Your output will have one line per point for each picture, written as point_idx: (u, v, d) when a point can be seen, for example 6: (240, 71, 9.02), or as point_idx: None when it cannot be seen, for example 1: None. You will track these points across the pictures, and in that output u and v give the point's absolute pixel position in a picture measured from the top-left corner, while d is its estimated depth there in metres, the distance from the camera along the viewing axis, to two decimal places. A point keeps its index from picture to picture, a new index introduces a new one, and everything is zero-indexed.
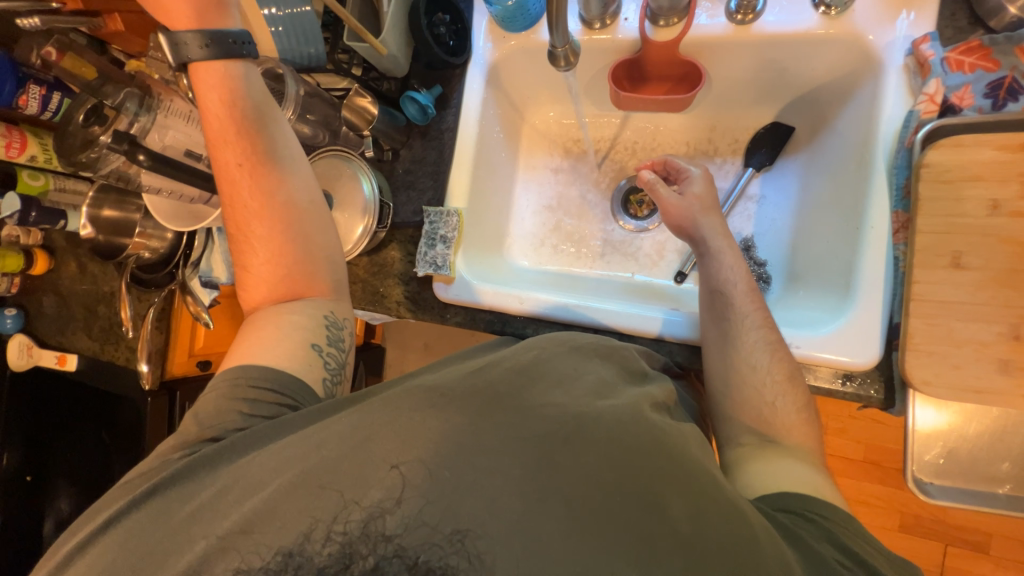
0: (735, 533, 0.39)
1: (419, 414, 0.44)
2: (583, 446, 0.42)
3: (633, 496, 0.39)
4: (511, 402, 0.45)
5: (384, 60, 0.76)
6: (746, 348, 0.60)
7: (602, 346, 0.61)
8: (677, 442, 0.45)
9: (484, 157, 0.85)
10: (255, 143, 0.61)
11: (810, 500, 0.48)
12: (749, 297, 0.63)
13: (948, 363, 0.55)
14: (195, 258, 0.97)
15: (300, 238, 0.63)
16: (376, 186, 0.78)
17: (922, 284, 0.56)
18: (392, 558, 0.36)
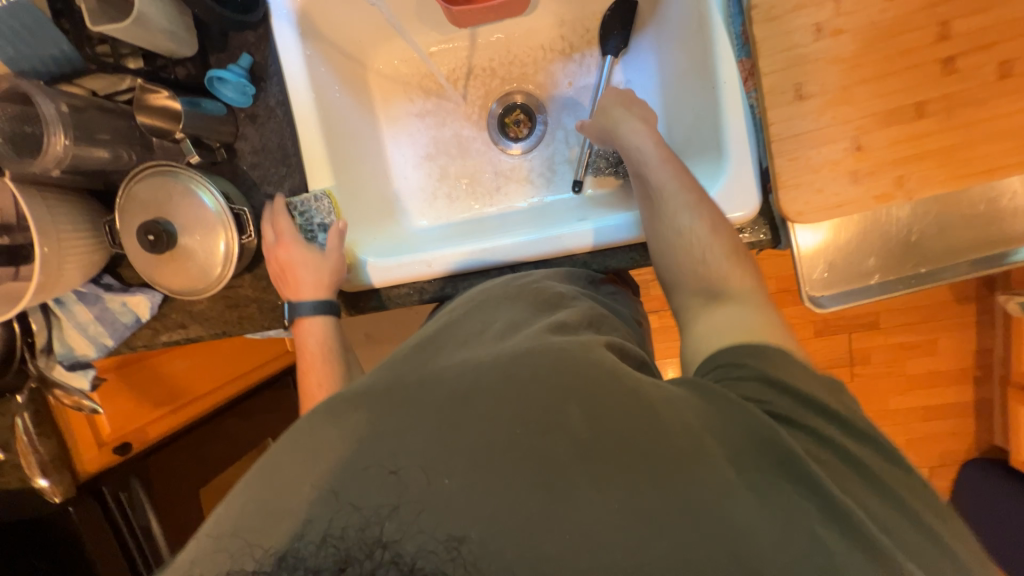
0: (635, 416, 0.39)
1: (321, 419, 0.41)
2: (494, 391, 0.40)
3: (538, 418, 0.38)
4: (415, 385, 0.42)
5: (157, 39, 0.60)
6: (673, 215, 0.62)
7: (514, 290, 0.60)
8: (575, 352, 0.44)
9: (335, 122, 0.75)
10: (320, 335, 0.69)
11: (750, 344, 0.48)
12: (679, 177, 0.64)
13: (813, 189, 0.60)
14: (43, 343, 0.81)
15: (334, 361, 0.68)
16: (219, 194, 0.67)
17: (777, 123, 0.59)
18: (390, 566, 0.31)
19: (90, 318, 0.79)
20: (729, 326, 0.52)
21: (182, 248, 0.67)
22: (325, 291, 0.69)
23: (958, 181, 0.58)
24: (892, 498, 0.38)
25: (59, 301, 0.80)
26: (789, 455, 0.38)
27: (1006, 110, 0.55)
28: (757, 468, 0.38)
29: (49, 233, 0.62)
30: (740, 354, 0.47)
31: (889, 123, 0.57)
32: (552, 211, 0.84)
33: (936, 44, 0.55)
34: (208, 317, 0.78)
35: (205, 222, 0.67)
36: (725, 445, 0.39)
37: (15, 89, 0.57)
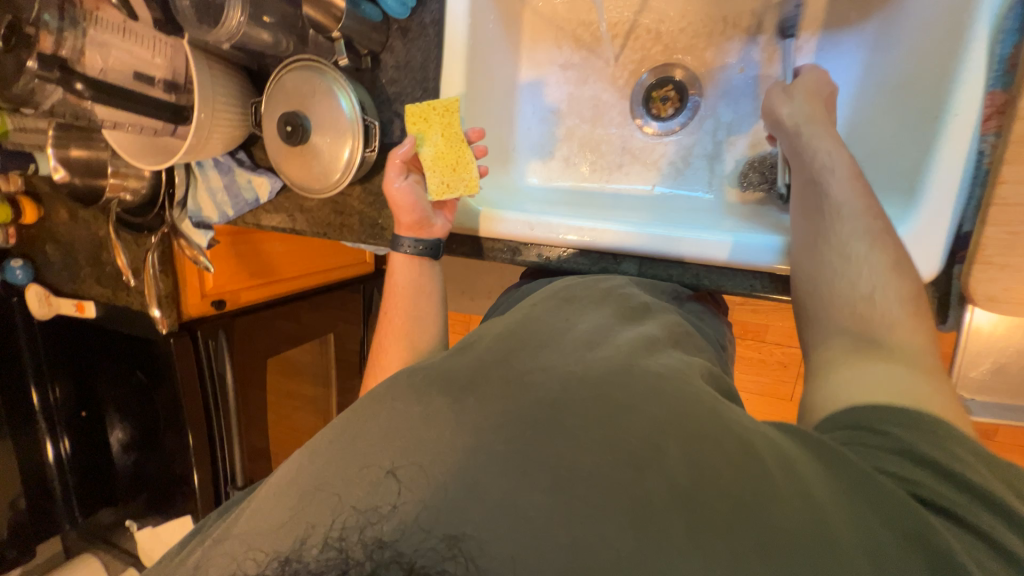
0: (739, 466, 0.33)
1: (384, 401, 0.40)
2: (558, 410, 0.36)
3: (625, 453, 0.33)
4: (497, 374, 0.40)
5: None
6: (840, 240, 0.52)
7: (612, 295, 0.57)
8: (673, 384, 0.41)
9: (480, 54, 0.71)
10: (411, 276, 0.72)
11: (895, 411, 0.41)
12: (864, 198, 0.53)
13: (1021, 277, 0.48)
14: (181, 197, 0.91)
15: (416, 314, 0.70)
16: (357, 102, 0.67)
17: (1010, 185, 0.47)
18: (391, 564, 0.30)
19: (221, 186, 0.86)
20: (868, 381, 0.44)
21: (311, 145, 0.69)
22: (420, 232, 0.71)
23: None
24: None
25: (199, 163, 0.88)
26: (942, 557, 0.31)
27: None
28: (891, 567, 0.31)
29: (207, 101, 0.66)
30: (876, 420, 0.41)
31: None
32: (674, 207, 0.76)
33: None
34: (315, 216, 0.82)
35: (339, 128, 0.68)
36: (854, 523, 0.32)
37: None
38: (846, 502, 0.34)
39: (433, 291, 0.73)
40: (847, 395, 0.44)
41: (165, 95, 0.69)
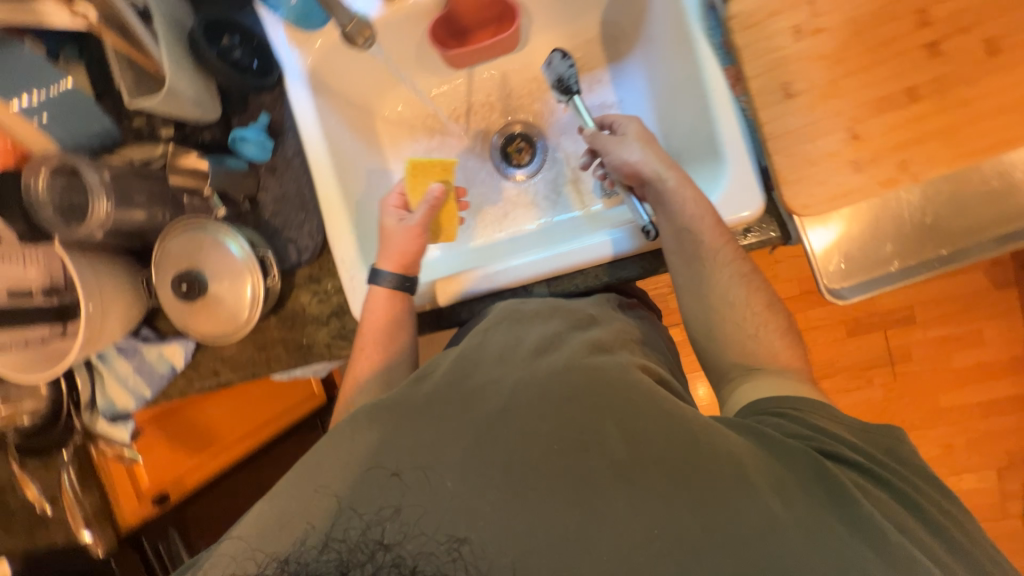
0: (673, 436, 0.44)
1: (363, 432, 0.48)
2: (519, 420, 0.45)
3: (572, 439, 0.44)
4: (458, 394, 0.49)
5: (185, 107, 0.64)
6: (721, 285, 0.64)
7: (543, 308, 0.60)
8: (617, 372, 0.49)
9: (347, 165, 0.79)
10: (388, 317, 0.71)
11: (786, 398, 0.54)
12: (717, 230, 0.63)
13: (815, 181, 0.60)
14: (88, 399, 0.86)
15: (387, 347, 0.71)
16: (246, 242, 0.71)
17: (770, 122, 0.60)
18: (390, 565, 0.38)
19: (130, 371, 0.84)
20: (771, 386, 0.57)
21: (212, 295, 0.71)
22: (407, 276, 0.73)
23: (961, 159, 0.58)
24: (933, 528, 0.44)
25: (102, 357, 0.85)
26: (852, 506, 0.42)
27: (999, 86, 0.56)
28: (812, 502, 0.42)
29: (92, 291, 0.67)
30: (781, 406, 0.53)
31: (882, 110, 0.58)
32: (560, 231, 0.86)
33: (917, 32, 0.56)
34: (238, 361, 0.81)
35: (234, 270, 0.71)
36: (767, 470, 0.44)
37: (67, 164, 0.61)
38: (765, 456, 0.46)
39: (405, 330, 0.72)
40: (750, 393, 0.58)
41: (47, 301, 0.70)
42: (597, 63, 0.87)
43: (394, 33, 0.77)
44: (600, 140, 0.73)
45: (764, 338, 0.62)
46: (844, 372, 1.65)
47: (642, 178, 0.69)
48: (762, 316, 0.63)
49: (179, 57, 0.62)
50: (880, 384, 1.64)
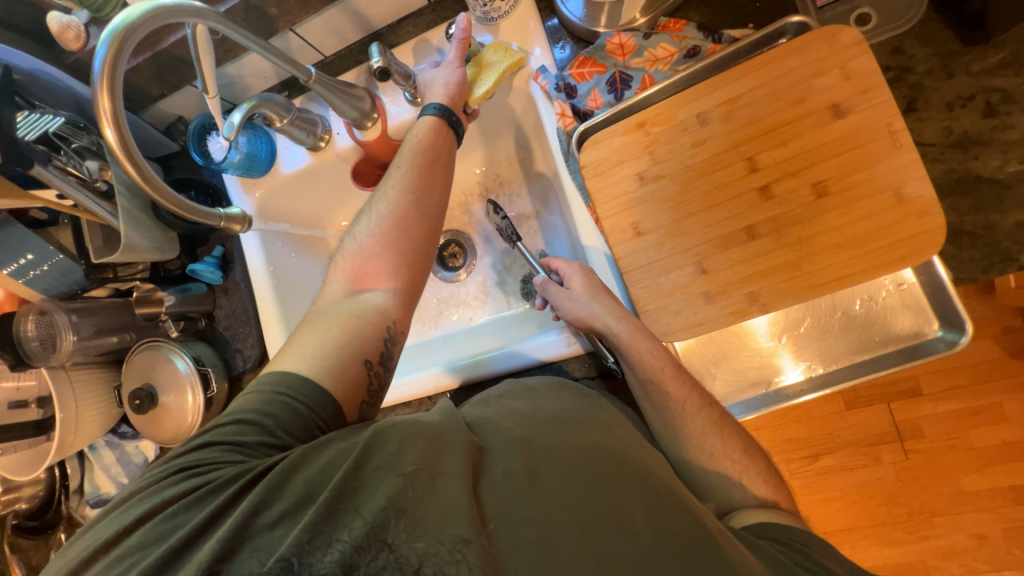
0: (695, 528, 0.48)
1: (420, 433, 0.52)
2: (551, 476, 0.50)
3: (609, 513, 0.47)
4: (502, 446, 0.55)
5: (147, 253, 0.78)
6: (697, 433, 0.64)
7: (552, 385, 0.70)
8: (647, 467, 0.54)
9: (289, 282, 0.90)
10: (417, 171, 0.67)
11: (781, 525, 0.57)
12: (678, 379, 0.64)
13: (671, 311, 0.64)
14: (76, 485, 0.99)
15: (414, 207, 0.66)
16: (190, 359, 0.82)
17: (624, 256, 0.65)
18: (393, 563, 0.43)
19: (114, 460, 0.99)
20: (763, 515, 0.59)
21: (162, 405, 0.82)
22: (449, 148, 0.70)
23: (807, 293, 0.59)
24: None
25: (92, 448, 1.00)
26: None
27: (833, 225, 0.58)
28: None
29: (68, 404, 0.81)
30: (782, 530, 0.56)
31: (725, 247, 0.62)
32: (508, 324, 0.93)
33: (749, 176, 0.60)
34: None
35: (178, 384, 0.82)
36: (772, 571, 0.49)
37: (40, 309, 0.76)
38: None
39: (446, 183, 0.69)
40: (753, 513, 0.59)
41: (39, 411, 0.84)
42: (515, 179, 0.97)
43: (326, 174, 0.89)
44: (552, 292, 0.70)
45: (750, 483, 0.63)
46: (847, 448, 1.49)
47: (595, 330, 0.65)
48: (742, 463, 0.64)
49: (141, 217, 0.76)
50: (890, 463, 1.46)
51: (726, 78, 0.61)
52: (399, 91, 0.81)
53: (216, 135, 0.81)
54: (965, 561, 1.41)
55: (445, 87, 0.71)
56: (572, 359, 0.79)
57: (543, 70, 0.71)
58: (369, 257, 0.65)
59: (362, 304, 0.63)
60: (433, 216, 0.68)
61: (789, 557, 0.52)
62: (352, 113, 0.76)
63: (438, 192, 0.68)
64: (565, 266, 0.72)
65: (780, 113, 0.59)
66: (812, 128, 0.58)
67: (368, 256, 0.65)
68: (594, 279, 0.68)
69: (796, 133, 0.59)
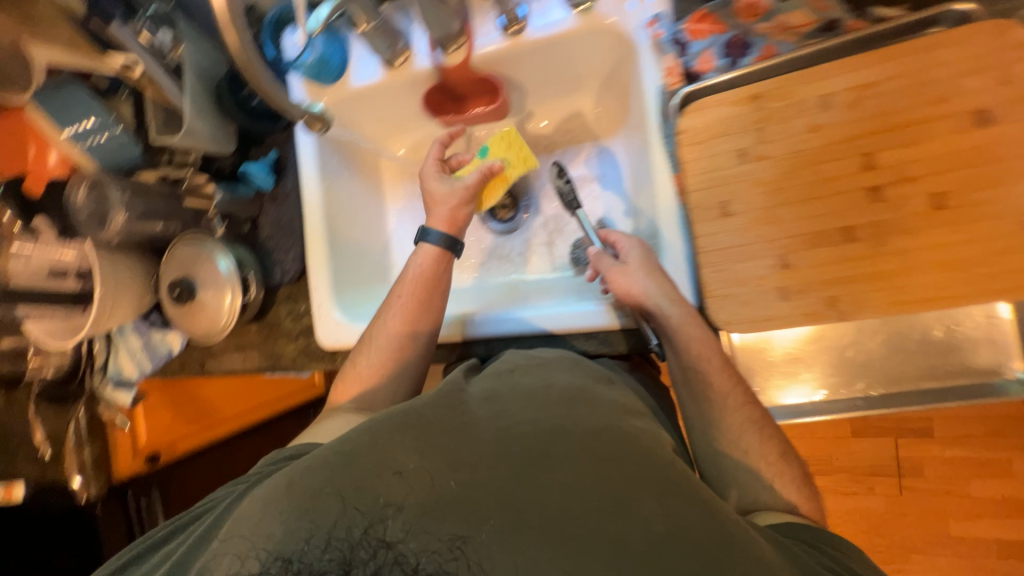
0: (710, 530, 0.45)
1: (401, 429, 0.52)
2: (543, 468, 0.47)
3: (613, 502, 0.45)
4: (490, 427, 0.53)
5: (206, 142, 0.75)
6: (733, 431, 0.65)
7: (566, 358, 0.69)
8: (647, 450, 0.52)
9: (339, 201, 0.88)
10: (411, 301, 0.77)
11: (809, 528, 0.56)
12: (724, 373, 0.67)
13: (740, 301, 0.61)
14: (101, 362, 1.01)
15: (406, 335, 0.76)
16: (232, 261, 0.81)
17: (704, 237, 0.62)
18: (393, 564, 0.42)
19: (139, 346, 0.98)
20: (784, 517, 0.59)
21: (198, 301, 0.82)
22: (449, 266, 0.79)
23: (890, 308, 0.56)
24: None
25: (119, 331, 0.99)
26: None
27: (939, 242, 0.54)
28: None
29: (107, 280, 0.80)
30: (807, 535, 0.55)
31: (816, 244, 0.58)
32: (552, 291, 0.89)
33: (863, 173, 0.56)
34: (221, 357, 0.94)
35: (218, 282, 0.81)
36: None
37: (92, 180, 0.74)
38: None
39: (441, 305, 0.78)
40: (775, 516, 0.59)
41: (76, 284, 0.83)
42: (586, 138, 0.90)
43: (393, 94, 0.84)
44: (605, 265, 0.71)
45: (778, 487, 0.62)
46: (844, 473, 1.49)
47: (648, 311, 0.67)
48: (776, 466, 0.63)
49: (203, 102, 0.73)
50: (881, 494, 1.47)
51: (862, 60, 0.56)
52: (491, 17, 0.75)
53: (292, 31, 0.79)
54: None
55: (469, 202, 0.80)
56: (619, 333, 0.74)
57: (658, 17, 0.66)
58: (371, 382, 0.76)
59: (368, 418, 0.72)
60: (433, 335, 0.79)
61: (812, 557, 0.51)
62: (437, 32, 0.73)
63: (428, 326, 0.78)
64: (622, 241, 0.74)
65: (916, 110, 0.54)
66: (947, 132, 0.53)
67: (372, 382, 0.76)
68: (652, 259, 0.69)
69: (927, 135, 0.54)
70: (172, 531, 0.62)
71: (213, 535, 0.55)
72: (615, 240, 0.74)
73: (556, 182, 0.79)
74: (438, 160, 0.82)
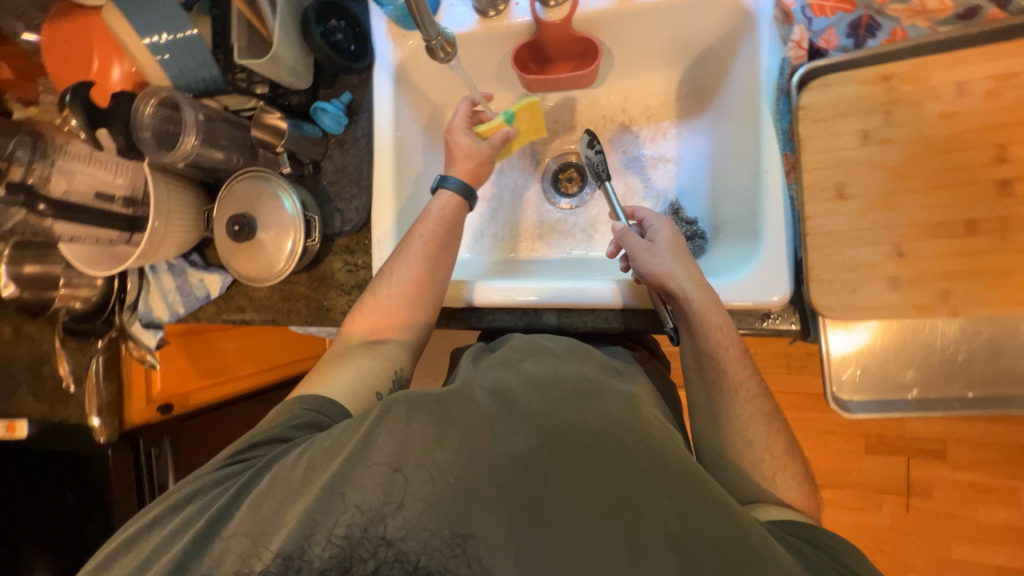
0: (724, 529, 0.43)
1: (407, 422, 0.47)
2: (555, 465, 0.46)
3: (623, 502, 0.44)
4: (512, 415, 0.50)
5: (283, 74, 0.72)
6: (743, 422, 0.63)
7: (575, 347, 0.63)
8: (663, 444, 0.50)
9: (408, 152, 0.84)
10: (432, 240, 0.72)
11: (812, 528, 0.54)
12: (740, 363, 0.63)
13: (848, 287, 0.59)
14: (132, 300, 0.94)
15: (427, 273, 0.72)
16: (298, 202, 0.77)
17: (815, 218, 0.60)
18: (393, 561, 0.42)
19: (173, 286, 0.92)
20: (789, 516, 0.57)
21: (258, 241, 0.77)
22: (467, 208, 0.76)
23: (1009, 306, 0.54)
24: None
25: (153, 268, 0.93)
26: None
27: None
28: None
29: (163, 210, 0.75)
30: (810, 534, 0.54)
31: (935, 234, 0.56)
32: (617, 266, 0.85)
33: (994, 166, 0.54)
34: (263, 305, 0.89)
35: (281, 223, 0.77)
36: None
37: (164, 98, 0.70)
38: None
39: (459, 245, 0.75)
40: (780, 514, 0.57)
41: (124, 210, 0.76)
42: (666, 116, 0.88)
43: (480, 47, 0.81)
44: (632, 242, 0.67)
45: (781, 483, 0.60)
46: None
47: (670, 292, 0.64)
48: (781, 460, 0.61)
49: (289, 29, 0.71)
50: None
51: (1006, 50, 0.54)
52: None
53: None
54: None
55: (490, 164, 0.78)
56: None
57: None
58: (386, 315, 0.71)
59: (376, 356, 0.69)
60: (447, 276, 0.74)
61: (820, 558, 0.50)
62: None
63: (448, 262, 0.74)
64: (650, 219, 0.71)
65: None
66: None
67: (386, 315, 0.71)
68: (681, 243, 0.67)
69: None
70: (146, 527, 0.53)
71: (196, 535, 0.49)
72: (642, 218, 0.72)
73: (583, 153, 0.78)
74: (467, 114, 0.78)
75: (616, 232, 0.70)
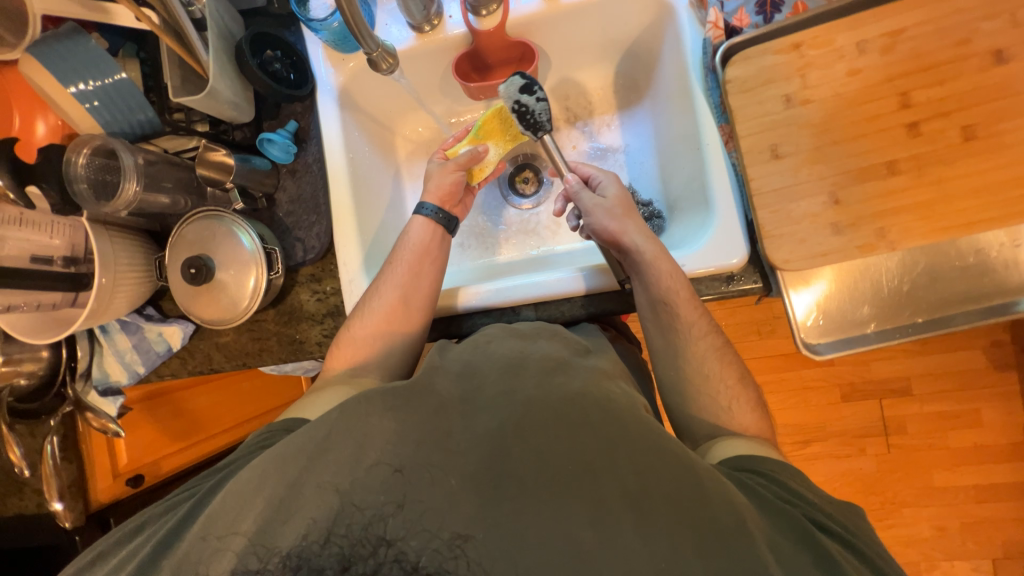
0: (683, 483, 0.44)
1: (384, 415, 0.48)
2: (524, 434, 0.46)
3: (589, 464, 0.44)
4: (479, 400, 0.51)
5: (222, 107, 0.71)
6: (698, 359, 0.65)
7: (544, 330, 0.66)
8: (621, 409, 0.51)
9: (361, 172, 0.84)
10: (407, 269, 0.73)
11: (762, 458, 0.55)
12: (691, 304, 0.65)
13: (797, 239, 0.63)
14: (84, 369, 0.87)
15: (404, 301, 0.71)
16: (256, 235, 0.75)
17: (758, 180, 0.64)
18: (393, 562, 0.39)
19: (129, 345, 0.86)
20: (741, 446, 0.57)
21: (217, 281, 0.74)
22: (445, 239, 0.77)
23: (936, 234, 0.60)
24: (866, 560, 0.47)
25: (104, 330, 0.87)
26: (801, 525, 0.47)
27: (973, 170, 0.59)
28: (795, 552, 0.44)
29: (108, 264, 0.71)
30: (760, 465, 0.54)
31: (863, 179, 0.61)
32: (584, 255, 0.86)
33: (901, 111, 0.60)
34: (232, 349, 0.85)
35: (240, 260, 0.74)
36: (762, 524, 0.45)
37: (98, 145, 0.67)
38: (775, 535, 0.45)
39: (438, 272, 0.75)
40: (734, 448, 0.57)
41: (64, 269, 0.72)
42: (608, 109, 0.92)
43: (421, 62, 0.83)
44: (585, 199, 0.72)
45: (737, 409, 0.62)
46: None
47: (621, 245, 0.68)
48: (735, 389, 0.63)
49: (224, 63, 0.70)
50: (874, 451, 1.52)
51: (893, 10, 0.61)
52: None
53: None
54: (923, 550, 1.40)
55: (456, 183, 0.78)
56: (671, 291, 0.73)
57: None
58: (365, 344, 0.70)
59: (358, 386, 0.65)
60: (426, 302, 0.73)
61: (770, 491, 0.51)
62: None
63: (429, 291, 0.73)
64: (598, 175, 0.75)
65: (943, 51, 0.59)
66: (972, 71, 0.59)
67: (368, 344, 0.70)
68: (628, 199, 0.71)
69: (955, 74, 0.59)
70: (124, 538, 0.52)
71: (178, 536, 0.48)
72: (590, 176, 0.76)
73: (508, 101, 0.72)
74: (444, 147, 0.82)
75: (570, 188, 0.73)
